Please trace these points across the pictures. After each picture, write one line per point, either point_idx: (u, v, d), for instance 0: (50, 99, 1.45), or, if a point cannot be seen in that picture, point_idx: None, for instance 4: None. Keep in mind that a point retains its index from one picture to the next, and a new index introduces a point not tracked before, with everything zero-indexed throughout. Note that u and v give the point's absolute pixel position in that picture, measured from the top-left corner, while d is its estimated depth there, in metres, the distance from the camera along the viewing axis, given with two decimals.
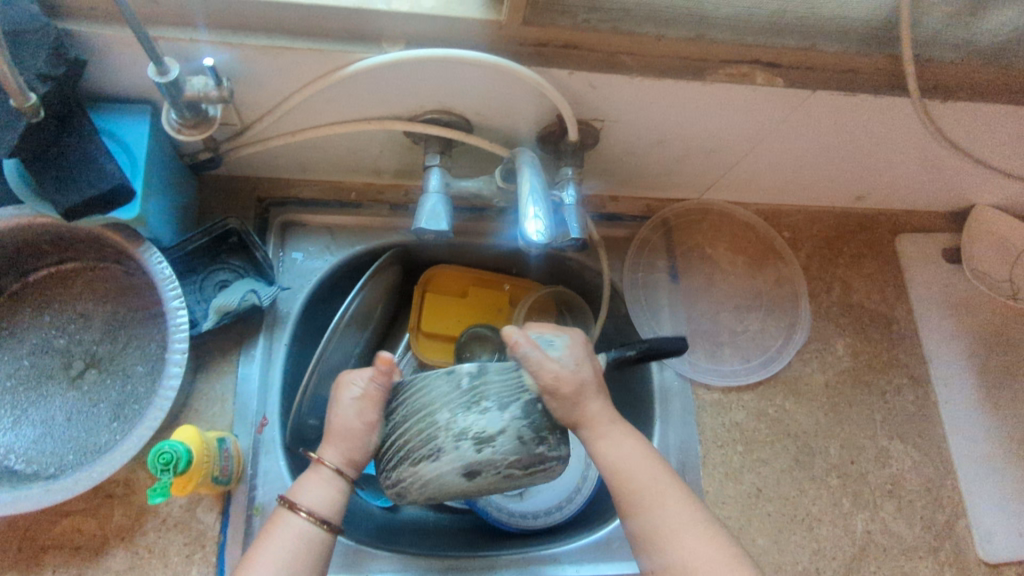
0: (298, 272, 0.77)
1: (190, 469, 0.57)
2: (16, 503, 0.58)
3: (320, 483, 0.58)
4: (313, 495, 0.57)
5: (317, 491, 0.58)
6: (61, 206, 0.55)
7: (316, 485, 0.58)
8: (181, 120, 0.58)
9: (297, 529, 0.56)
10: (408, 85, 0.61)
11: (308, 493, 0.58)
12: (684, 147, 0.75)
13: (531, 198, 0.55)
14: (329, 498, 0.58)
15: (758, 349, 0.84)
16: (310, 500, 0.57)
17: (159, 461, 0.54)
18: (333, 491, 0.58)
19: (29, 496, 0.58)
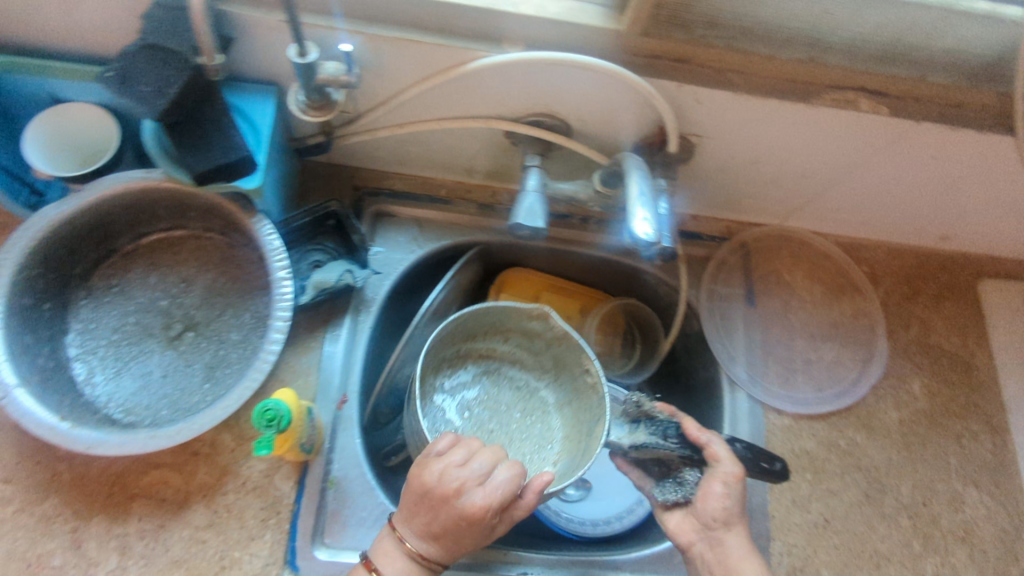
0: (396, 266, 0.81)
1: (289, 429, 0.60)
2: (122, 444, 0.59)
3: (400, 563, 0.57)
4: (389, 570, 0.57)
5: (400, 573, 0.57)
6: (196, 169, 0.60)
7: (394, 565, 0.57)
8: (309, 103, 0.61)
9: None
10: (520, 85, 0.64)
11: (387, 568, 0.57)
12: (775, 169, 0.76)
13: (638, 202, 0.55)
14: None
15: (832, 380, 0.83)
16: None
17: (264, 416, 0.57)
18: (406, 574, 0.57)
19: (134, 439, 0.60)
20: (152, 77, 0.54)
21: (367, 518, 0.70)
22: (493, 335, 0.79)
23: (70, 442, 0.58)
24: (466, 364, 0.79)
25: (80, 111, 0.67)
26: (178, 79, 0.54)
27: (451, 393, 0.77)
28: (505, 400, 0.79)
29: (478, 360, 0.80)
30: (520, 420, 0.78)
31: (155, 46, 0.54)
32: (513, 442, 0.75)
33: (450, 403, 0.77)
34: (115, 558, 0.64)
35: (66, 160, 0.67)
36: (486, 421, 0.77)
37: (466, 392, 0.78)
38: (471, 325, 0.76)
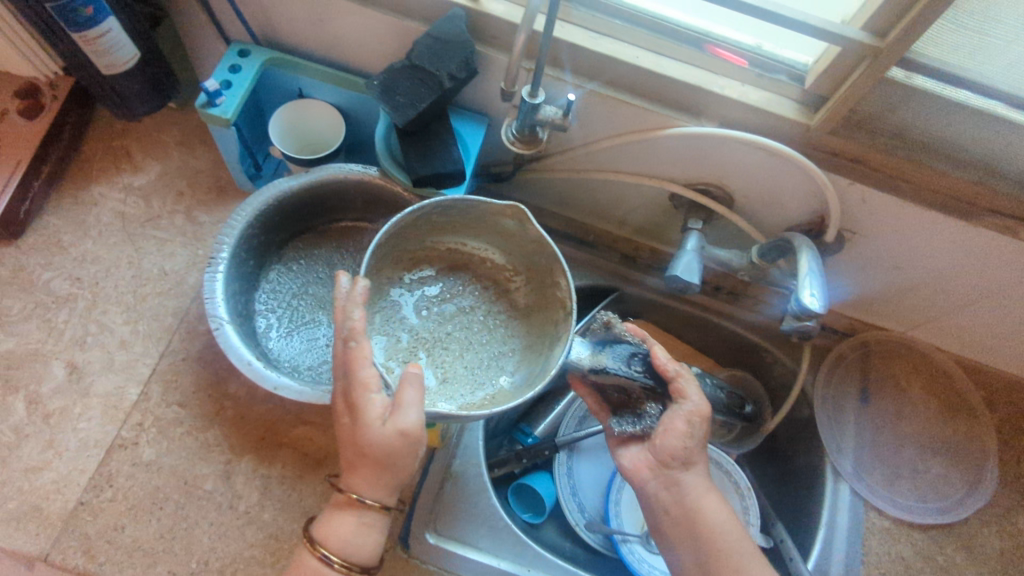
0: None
1: None
2: (302, 391, 0.66)
3: (359, 526, 0.57)
4: (342, 534, 0.57)
5: (352, 536, 0.57)
6: (416, 173, 0.68)
7: (351, 531, 0.57)
8: (519, 136, 0.70)
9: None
10: (703, 156, 0.72)
11: (338, 533, 0.57)
12: (916, 278, 0.79)
13: (808, 278, 0.60)
14: (355, 541, 0.57)
15: (937, 494, 0.83)
16: (343, 544, 0.56)
17: None
18: (359, 530, 0.57)
19: (312, 390, 0.66)
20: (409, 91, 0.65)
21: (478, 515, 0.75)
22: (464, 232, 0.73)
23: (260, 379, 0.66)
24: (435, 264, 0.74)
25: (319, 108, 0.79)
26: (430, 95, 0.65)
27: (393, 293, 0.72)
28: (469, 300, 0.74)
29: (448, 260, 0.75)
30: (483, 323, 0.72)
31: (417, 66, 0.64)
32: (473, 345, 0.71)
33: (407, 302, 0.72)
34: (256, 495, 0.71)
35: (289, 140, 0.80)
36: (451, 316, 0.72)
37: (427, 287, 0.74)
38: (436, 222, 0.70)
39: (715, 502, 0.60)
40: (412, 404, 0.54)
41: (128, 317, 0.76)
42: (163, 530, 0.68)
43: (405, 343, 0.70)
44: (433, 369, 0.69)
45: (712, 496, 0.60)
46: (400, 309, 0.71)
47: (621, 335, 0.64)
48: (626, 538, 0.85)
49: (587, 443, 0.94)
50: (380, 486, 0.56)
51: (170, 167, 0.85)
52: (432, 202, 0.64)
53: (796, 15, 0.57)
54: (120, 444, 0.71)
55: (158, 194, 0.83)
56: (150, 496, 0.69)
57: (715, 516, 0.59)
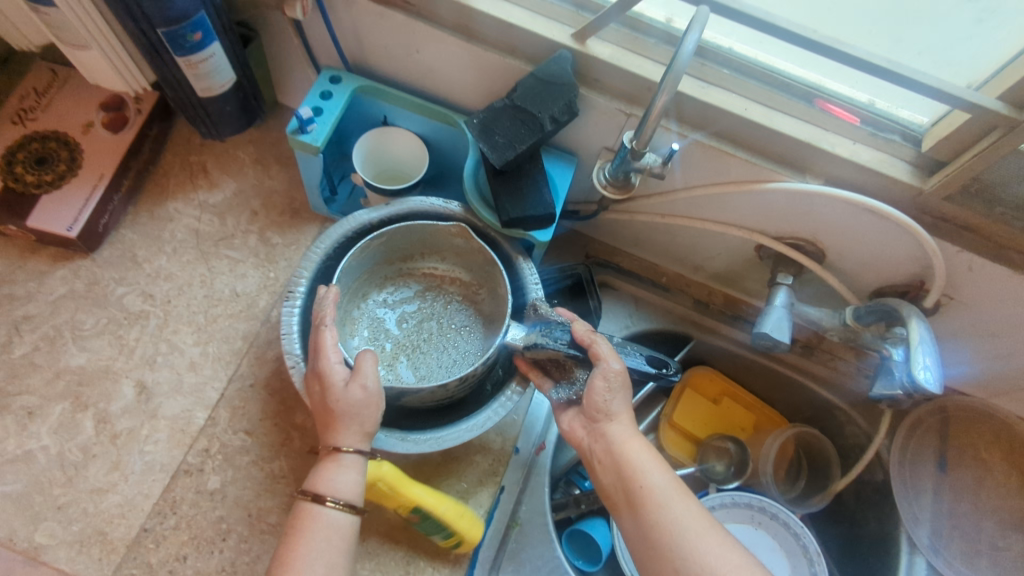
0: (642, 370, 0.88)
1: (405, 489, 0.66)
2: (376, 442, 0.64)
3: (348, 470, 0.59)
4: (338, 483, 0.59)
5: (343, 479, 0.59)
6: (506, 213, 0.67)
7: (341, 475, 0.59)
8: (613, 181, 0.68)
9: (330, 522, 0.57)
10: (800, 212, 0.69)
11: (338, 483, 0.59)
12: (1010, 347, 0.76)
13: (921, 349, 0.57)
14: (355, 488, 0.59)
15: (1018, 574, 0.78)
16: (336, 488, 0.59)
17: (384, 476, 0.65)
18: (356, 479, 0.60)
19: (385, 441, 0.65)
20: (509, 132, 0.64)
21: (544, 567, 0.71)
22: (430, 254, 0.78)
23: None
24: (411, 284, 0.78)
25: (404, 136, 0.77)
26: (530, 137, 0.63)
27: (376, 311, 0.77)
28: (436, 310, 0.77)
29: (425, 279, 0.79)
30: (445, 329, 0.76)
31: (519, 107, 0.63)
32: (446, 347, 0.75)
33: (388, 315, 0.77)
34: None
35: (371, 165, 0.79)
36: (419, 325, 0.76)
37: (390, 309, 0.77)
38: (404, 245, 0.75)
39: (645, 454, 0.58)
40: (364, 365, 0.61)
41: (198, 338, 0.76)
42: (225, 563, 0.66)
43: (388, 350, 0.74)
44: (410, 368, 0.73)
45: (645, 448, 0.58)
46: (382, 321, 0.76)
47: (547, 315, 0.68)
48: None
49: None
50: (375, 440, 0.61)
51: (246, 186, 0.84)
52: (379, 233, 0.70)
53: (923, 78, 0.54)
54: (186, 470, 0.69)
55: (233, 213, 0.82)
56: (214, 526, 0.67)
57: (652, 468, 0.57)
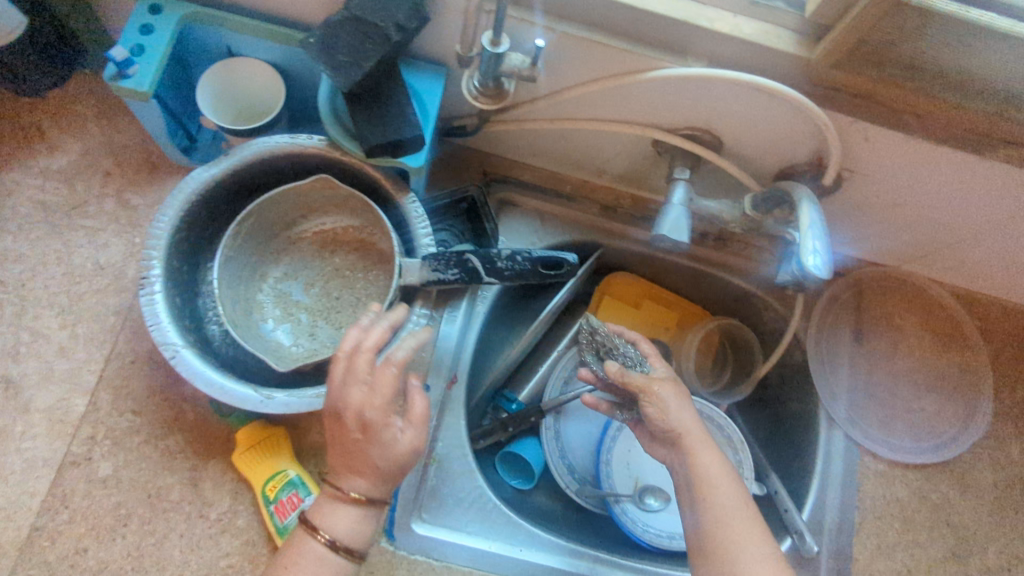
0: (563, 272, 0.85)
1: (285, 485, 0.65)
2: (289, 404, 0.61)
3: (352, 513, 0.59)
4: (338, 525, 0.59)
5: (345, 524, 0.59)
6: (369, 142, 0.60)
7: (348, 519, 0.59)
8: (483, 89, 0.62)
9: (316, 555, 0.59)
10: (690, 99, 0.64)
11: (337, 524, 0.59)
12: (916, 214, 0.75)
13: (811, 233, 0.54)
14: (359, 530, 0.60)
15: (931, 432, 0.82)
16: (339, 531, 0.59)
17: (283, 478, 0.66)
18: (355, 521, 0.60)
19: (300, 400, 0.61)
20: (351, 49, 0.56)
21: (466, 499, 0.72)
22: (311, 212, 0.72)
23: (238, 403, 0.60)
24: (304, 248, 0.73)
25: (251, 66, 0.68)
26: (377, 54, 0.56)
27: (278, 287, 0.72)
28: (337, 263, 0.74)
29: (318, 238, 0.73)
30: (351, 280, 0.73)
31: (360, 19, 0.56)
32: (362, 299, 0.72)
33: (294, 286, 0.73)
34: (228, 502, 0.66)
35: (225, 109, 0.70)
36: (324, 288, 0.73)
37: (292, 280, 0.73)
38: (278, 215, 0.69)
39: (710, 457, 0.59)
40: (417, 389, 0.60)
41: (64, 320, 0.69)
42: (131, 548, 0.63)
43: (304, 321, 0.72)
44: (334, 330, 0.72)
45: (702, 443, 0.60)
46: (288, 293, 0.72)
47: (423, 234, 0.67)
48: (619, 499, 0.83)
49: (574, 404, 0.90)
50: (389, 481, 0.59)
51: (92, 144, 0.75)
52: (240, 219, 0.65)
53: None
54: (73, 461, 0.65)
55: (81, 177, 0.74)
56: (113, 513, 0.64)
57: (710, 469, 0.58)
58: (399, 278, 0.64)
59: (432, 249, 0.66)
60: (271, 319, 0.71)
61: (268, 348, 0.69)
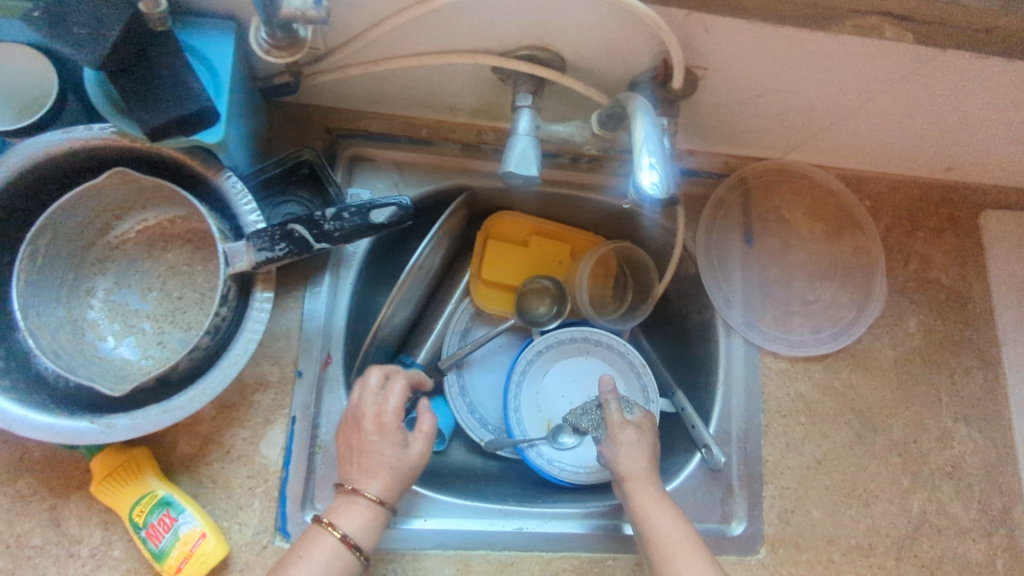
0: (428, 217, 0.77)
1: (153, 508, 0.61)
2: (134, 426, 0.55)
3: (359, 512, 0.60)
4: (350, 518, 0.59)
5: (358, 519, 0.59)
6: (148, 124, 0.52)
7: (356, 511, 0.60)
8: (272, 41, 0.54)
9: (331, 550, 0.58)
10: (510, 16, 0.57)
11: (346, 519, 0.59)
12: (782, 103, 0.70)
13: (645, 146, 0.50)
14: (366, 531, 0.59)
15: (829, 321, 0.81)
16: (348, 522, 0.59)
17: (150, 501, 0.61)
18: (367, 522, 0.60)
19: (146, 418, 0.56)
20: (88, 18, 0.47)
21: None
22: (124, 212, 0.64)
23: (77, 439, 0.54)
24: (130, 251, 0.66)
25: (19, 54, 0.58)
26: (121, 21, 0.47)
27: (111, 299, 0.65)
28: (171, 259, 0.67)
29: (143, 237, 0.66)
30: (189, 276, 0.67)
31: None
32: (206, 293, 0.66)
33: (128, 295, 0.66)
34: (99, 535, 0.62)
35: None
36: (162, 289, 0.66)
37: (126, 288, 0.66)
38: (82, 223, 0.61)
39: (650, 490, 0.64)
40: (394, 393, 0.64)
41: None
42: None
43: (149, 330, 0.65)
44: (184, 331, 0.65)
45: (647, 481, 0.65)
46: (123, 303, 0.65)
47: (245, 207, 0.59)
48: (533, 443, 0.81)
49: (478, 355, 0.88)
50: (391, 487, 0.61)
51: None
52: (30, 237, 0.56)
53: None
54: None
55: None
56: None
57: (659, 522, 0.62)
58: (226, 267, 0.57)
59: (262, 225, 0.59)
60: (110, 336, 0.64)
61: (112, 370, 0.62)
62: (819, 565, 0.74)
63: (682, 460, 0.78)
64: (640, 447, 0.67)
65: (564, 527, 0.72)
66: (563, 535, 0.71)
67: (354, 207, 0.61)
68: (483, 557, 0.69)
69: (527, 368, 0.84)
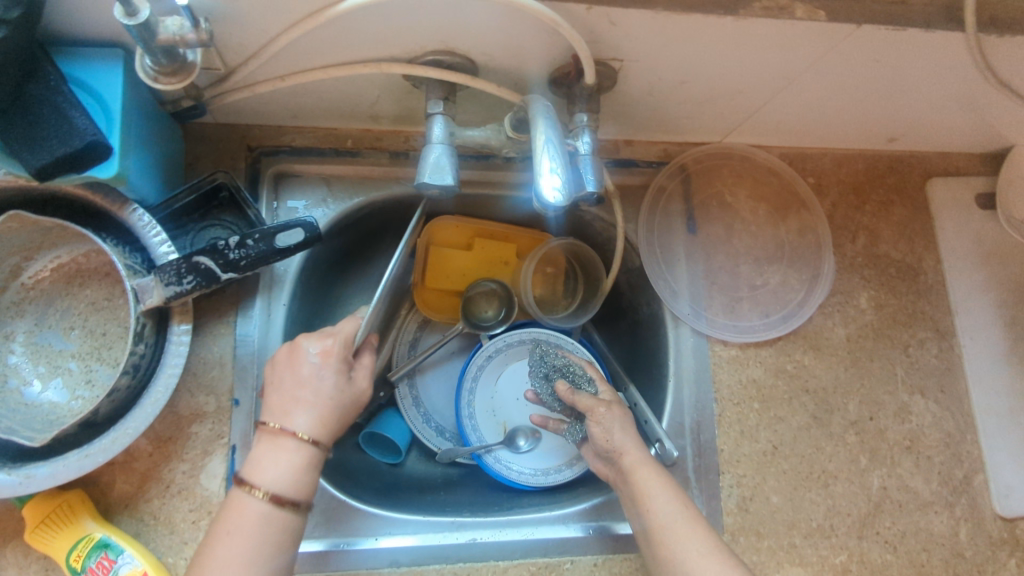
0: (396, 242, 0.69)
1: (90, 551, 0.60)
2: (55, 473, 0.54)
3: (283, 458, 0.56)
4: (270, 470, 0.56)
5: (280, 466, 0.56)
6: (34, 166, 0.50)
7: (277, 463, 0.56)
8: (158, 68, 0.52)
9: (254, 511, 0.54)
10: (409, 23, 0.55)
11: (270, 470, 0.56)
12: (708, 88, 0.69)
13: (546, 151, 0.51)
14: (294, 480, 0.56)
15: (778, 303, 0.80)
16: (270, 479, 0.55)
17: (87, 544, 0.60)
18: (294, 469, 0.56)
19: (66, 464, 0.55)
20: None
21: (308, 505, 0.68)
22: (36, 253, 0.62)
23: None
24: (47, 290, 0.64)
25: None
26: None
27: (34, 342, 0.63)
28: (94, 297, 0.65)
29: (60, 274, 0.65)
30: (113, 312, 0.65)
31: None
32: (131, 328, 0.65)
33: (51, 336, 0.64)
34: None
35: None
36: (86, 328, 0.65)
37: (48, 329, 0.64)
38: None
39: (649, 474, 0.61)
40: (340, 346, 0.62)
41: None
42: None
43: (75, 370, 0.63)
44: (112, 368, 0.64)
45: (644, 467, 0.61)
46: (47, 345, 0.64)
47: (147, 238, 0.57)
48: (490, 448, 0.80)
49: (429, 362, 0.88)
50: (322, 424, 0.59)
51: None
52: None
53: None
54: None
55: None
56: None
57: (657, 499, 0.59)
58: (137, 304, 0.56)
59: (174, 256, 0.58)
60: (35, 379, 0.62)
61: (38, 414, 0.60)
62: (780, 550, 0.73)
63: None
64: (627, 422, 0.65)
65: (525, 534, 0.70)
66: (523, 543, 0.70)
67: (259, 233, 0.61)
68: (437, 572, 0.68)
69: (478, 373, 0.83)
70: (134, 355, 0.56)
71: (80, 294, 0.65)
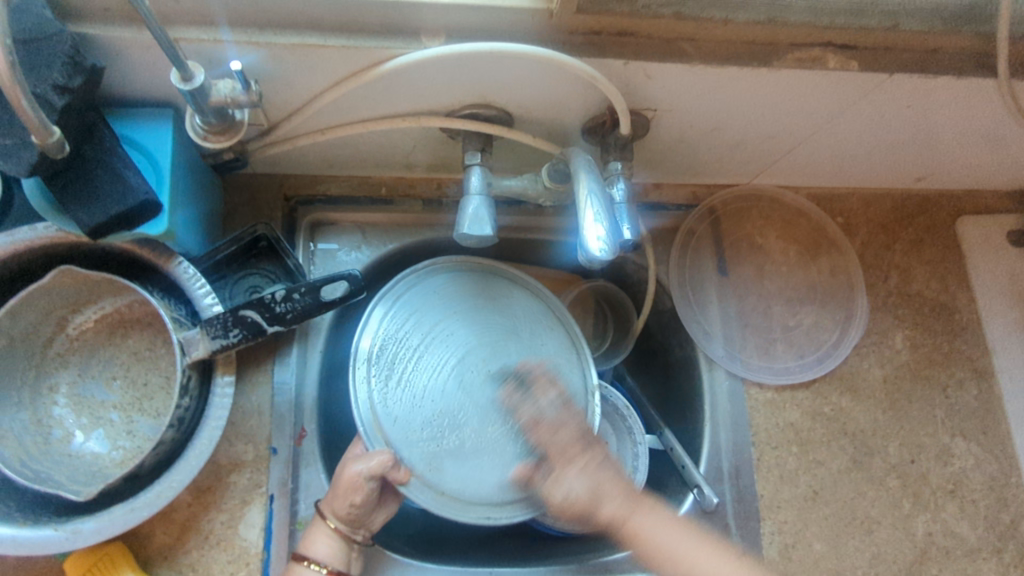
0: (394, 310, 0.66)
1: None
2: (101, 528, 0.55)
3: (325, 533, 0.60)
4: (318, 546, 0.60)
5: (327, 543, 0.60)
6: (87, 224, 0.51)
7: (326, 540, 0.60)
8: (207, 127, 0.53)
9: None
10: (450, 81, 0.57)
11: (316, 545, 0.59)
12: (739, 134, 0.70)
13: (587, 202, 0.52)
14: (335, 552, 0.60)
15: (812, 345, 0.80)
16: (322, 556, 0.59)
17: None
18: (339, 543, 0.60)
19: (111, 519, 0.55)
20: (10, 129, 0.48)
21: None
22: (82, 305, 0.64)
23: (41, 548, 0.54)
24: (90, 341, 0.65)
25: None
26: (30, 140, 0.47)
27: (77, 393, 0.64)
28: (136, 347, 0.66)
29: (103, 324, 0.66)
30: (154, 361, 0.66)
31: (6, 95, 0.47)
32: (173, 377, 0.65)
33: (94, 387, 0.65)
34: None
35: None
36: (128, 377, 0.65)
37: (91, 380, 0.65)
38: (35, 321, 0.61)
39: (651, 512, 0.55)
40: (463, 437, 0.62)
41: None
42: None
43: (118, 420, 0.64)
44: (154, 419, 0.64)
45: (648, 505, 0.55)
46: (89, 396, 0.64)
47: (188, 290, 0.58)
48: None
49: None
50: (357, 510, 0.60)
51: None
52: None
53: None
54: None
55: None
56: None
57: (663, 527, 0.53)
58: (182, 357, 0.57)
59: (218, 307, 0.59)
60: (77, 431, 0.63)
61: (80, 467, 0.61)
62: None
63: (674, 501, 0.75)
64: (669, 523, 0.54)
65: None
66: None
67: (304, 286, 0.63)
68: None
69: None
70: (177, 410, 0.57)
71: (122, 344, 0.66)
